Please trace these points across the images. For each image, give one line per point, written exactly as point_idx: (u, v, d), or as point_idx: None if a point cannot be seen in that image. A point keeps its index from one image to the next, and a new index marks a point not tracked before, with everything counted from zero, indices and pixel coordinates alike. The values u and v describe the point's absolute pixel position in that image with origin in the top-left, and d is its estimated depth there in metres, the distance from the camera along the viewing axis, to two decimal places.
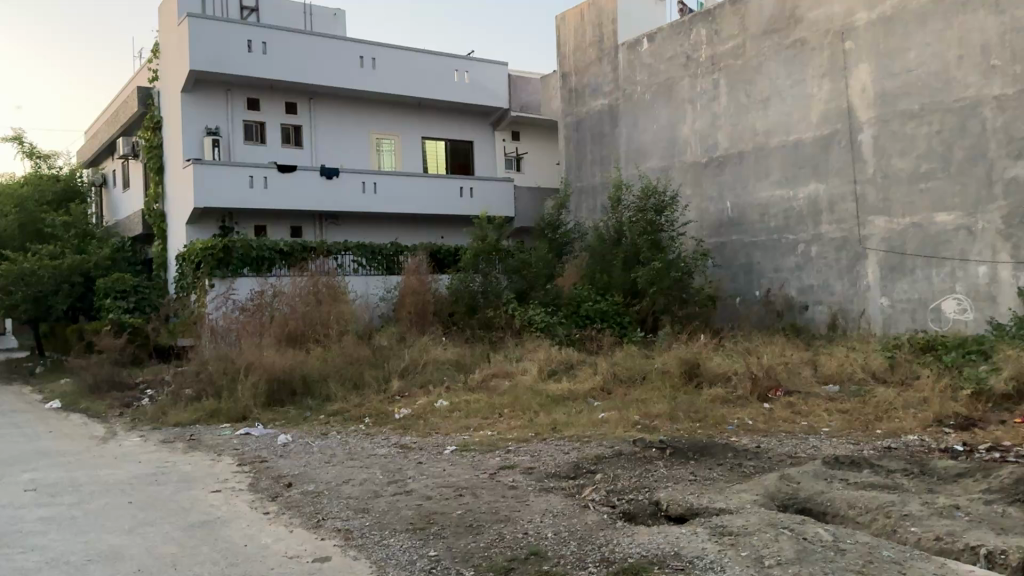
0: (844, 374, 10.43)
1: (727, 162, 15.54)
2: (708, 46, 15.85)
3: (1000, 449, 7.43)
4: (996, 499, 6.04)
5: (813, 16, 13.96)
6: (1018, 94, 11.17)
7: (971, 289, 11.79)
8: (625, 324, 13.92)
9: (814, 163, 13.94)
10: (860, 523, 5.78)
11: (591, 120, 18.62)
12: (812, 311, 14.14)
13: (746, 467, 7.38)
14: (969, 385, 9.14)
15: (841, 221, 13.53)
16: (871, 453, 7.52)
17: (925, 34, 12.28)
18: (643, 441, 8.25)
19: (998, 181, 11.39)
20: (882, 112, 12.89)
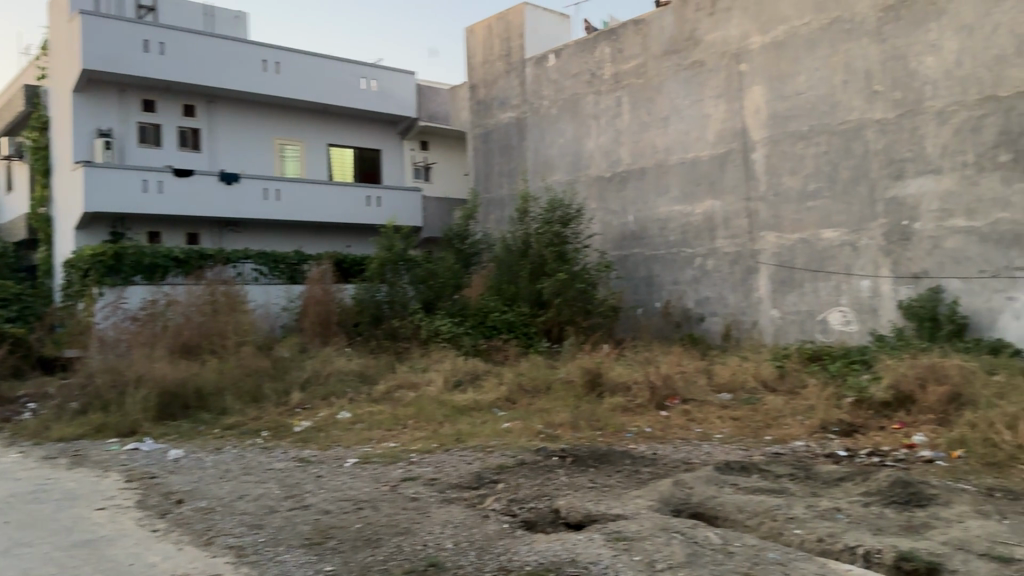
0: (736, 382, 10.85)
1: (630, 177, 15.96)
2: (612, 63, 16.26)
3: (878, 453, 7.87)
4: (874, 501, 6.38)
5: (710, 39, 14.55)
6: (897, 118, 11.91)
7: (854, 302, 12.46)
8: (531, 335, 14.06)
9: (711, 179, 14.48)
10: (748, 526, 6.01)
11: (499, 132, 18.79)
12: (708, 322, 14.66)
13: (643, 474, 7.56)
14: (851, 394, 9.64)
15: (735, 236, 14.09)
16: (760, 459, 7.83)
17: (813, 59, 12.97)
18: (544, 450, 8.33)
19: (880, 201, 12.10)
20: (773, 133, 13.51)
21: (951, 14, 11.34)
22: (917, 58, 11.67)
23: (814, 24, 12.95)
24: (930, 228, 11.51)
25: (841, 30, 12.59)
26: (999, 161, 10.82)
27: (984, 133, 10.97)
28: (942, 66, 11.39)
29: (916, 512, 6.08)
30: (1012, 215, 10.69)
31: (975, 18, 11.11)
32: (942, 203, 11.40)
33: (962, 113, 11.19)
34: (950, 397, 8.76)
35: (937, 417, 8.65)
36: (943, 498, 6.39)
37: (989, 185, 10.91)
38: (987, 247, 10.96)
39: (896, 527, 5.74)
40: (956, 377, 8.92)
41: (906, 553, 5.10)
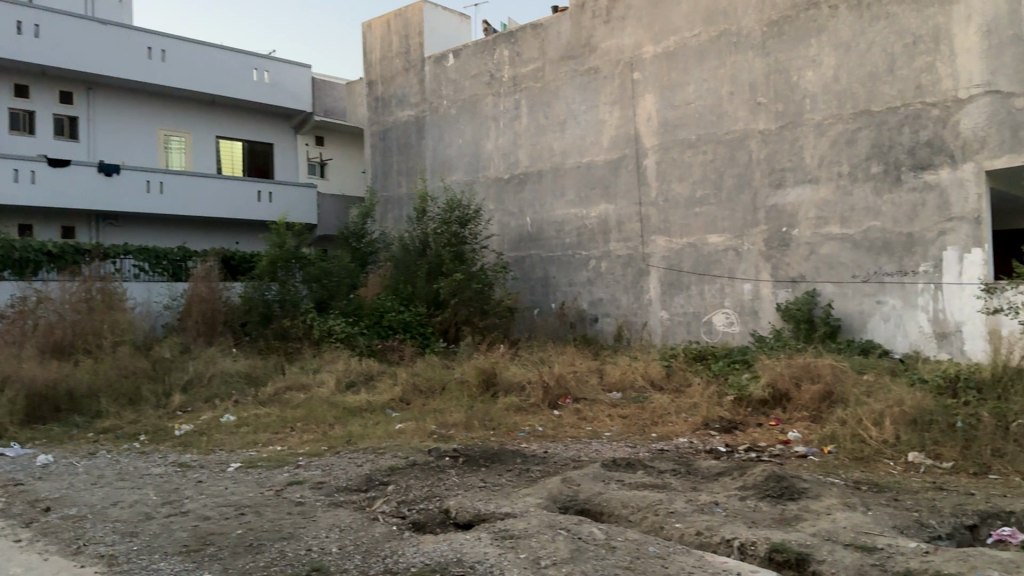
0: (626, 382, 11.16)
1: (527, 179, 16.15)
2: (510, 66, 16.41)
3: (756, 449, 8.25)
4: (749, 495, 6.69)
5: (605, 46, 14.88)
6: (778, 129, 12.52)
7: (737, 304, 13.00)
8: (428, 335, 14.00)
9: (605, 184, 14.84)
10: (631, 521, 6.18)
11: (398, 130, 18.64)
12: (601, 323, 14.99)
13: (532, 472, 7.66)
14: (732, 391, 10.06)
15: (628, 239, 14.49)
16: (645, 456, 8.07)
17: (701, 70, 13.47)
18: (436, 450, 8.30)
19: (761, 208, 12.68)
20: (663, 140, 13.97)
21: (829, 31, 11.96)
22: (798, 72, 12.30)
23: (703, 36, 13.45)
24: (808, 234, 12.13)
25: (729, 42, 13.12)
26: (871, 172, 11.48)
27: (857, 145, 11.63)
28: (820, 81, 12.04)
29: (788, 505, 6.41)
30: (882, 224, 11.37)
31: (850, 36, 11.74)
32: (819, 211, 12.02)
33: (838, 126, 11.84)
34: (823, 395, 9.25)
35: (810, 414, 9.14)
36: (814, 491, 6.76)
37: (861, 195, 11.57)
38: (858, 253, 11.63)
39: (769, 519, 6.03)
40: (828, 376, 9.45)
41: (777, 545, 5.36)
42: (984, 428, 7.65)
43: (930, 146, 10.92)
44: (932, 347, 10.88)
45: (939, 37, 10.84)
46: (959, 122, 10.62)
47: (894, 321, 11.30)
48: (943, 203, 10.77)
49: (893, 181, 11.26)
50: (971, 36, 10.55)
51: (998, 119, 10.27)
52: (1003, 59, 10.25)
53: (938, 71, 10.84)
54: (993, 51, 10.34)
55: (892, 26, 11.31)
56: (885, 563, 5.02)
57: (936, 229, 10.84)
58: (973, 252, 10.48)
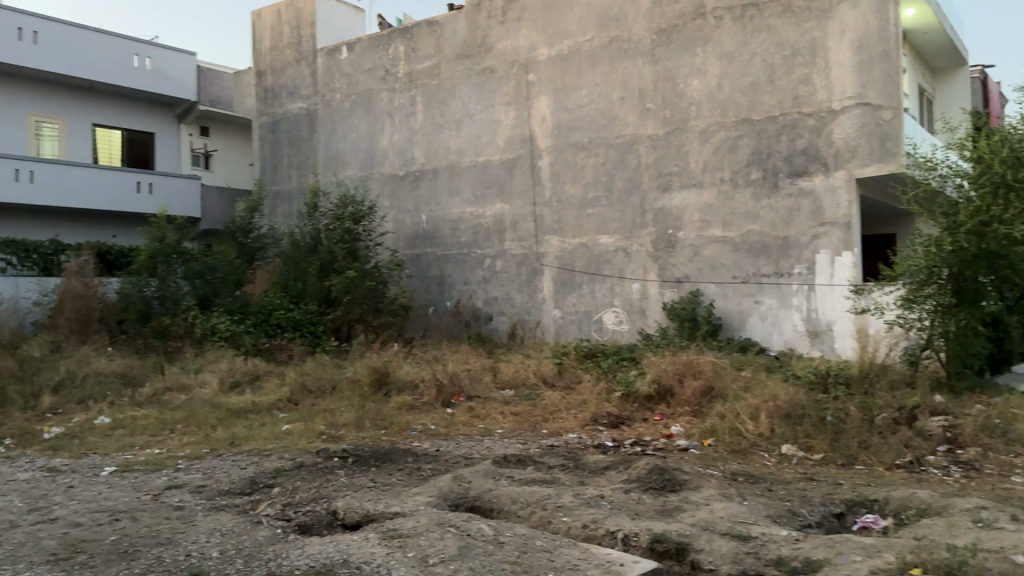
0: (519, 379, 11.28)
1: (422, 176, 16.08)
2: (406, 62, 16.28)
3: (641, 443, 8.51)
4: (634, 487, 6.90)
5: (501, 46, 14.99)
6: (666, 135, 12.96)
7: (626, 303, 13.39)
8: (319, 334, 13.74)
9: (500, 183, 14.96)
10: (521, 517, 6.26)
11: (290, 123, 18.17)
12: (495, 321, 15.10)
13: (423, 471, 7.64)
14: (620, 388, 10.34)
15: (522, 238, 14.65)
16: (535, 452, 8.19)
17: (594, 74, 13.78)
18: (325, 450, 8.15)
19: (650, 211, 13.09)
20: (557, 142, 14.22)
21: (714, 41, 12.47)
22: (684, 80, 12.77)
23: (596, 41, 13.76)
24: (692, 237, 12.61)
25: (620, 48, 13.48)
26: (751, 178, 12.05)
27: (739, 152, 12.18)
28: (705, 89, 12.55)
29: (670, 497, 6.65)
30: (761, 227, 11.94)
31: (734, 46, 12.28)
32: (703, 214, 12.52)
33: (722, 133, 12.37)
34: (703, 391, 9.66)
35: (692, 409, 9.51)
36: (694, 483, 7.04)
37: (742, 200, 12.13)
38: (738, 255, 12.18)
39: (652, 511, 6.25)
40: (709, 373, 9.87)
41: (658, 535, 5.56)
42: (850, 421, 8.17)
43: (805, 154, 11.55)
44: (805, 345, 11.53)
45: (815, 50, 11.49)
46: (832, 132, 11.30)
47: (770, 320, 11.89)
48: (817, 208, 11.43)
49: (770, 187, 11.86)
50: (844, 51, 11.23)
51: (867, 131, 10.98)
52: (872, 73, 10.96)
53: (814, 83, 11.49)
54: (863, 66, 11.04)
55: (773, 39, 11.90)
56: (759, 550, 5.29)
57: (810, 233, 11.48)
58: (843, 256, 11.18)
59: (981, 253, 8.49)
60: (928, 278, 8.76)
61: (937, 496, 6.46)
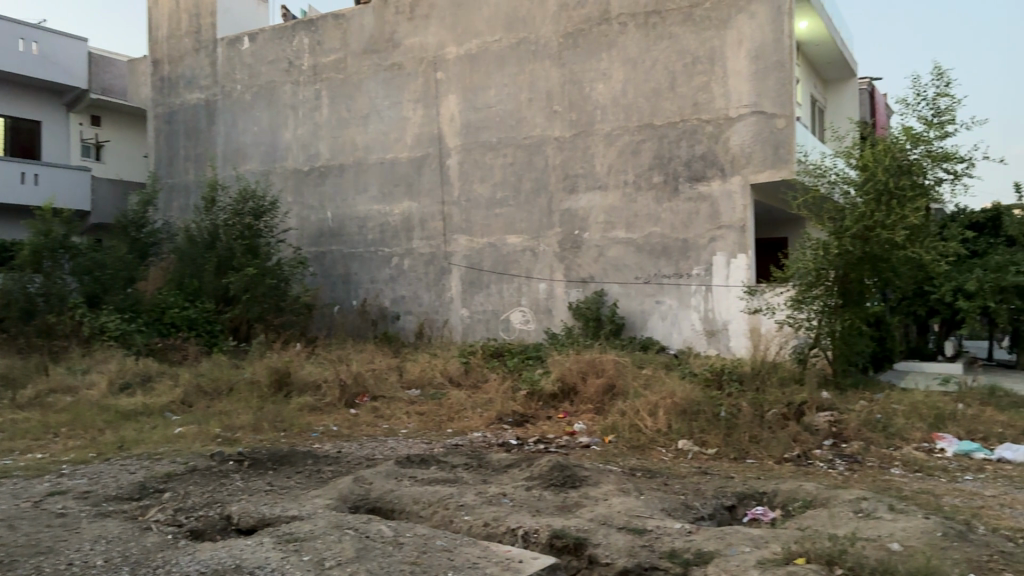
0: (425, 379, 11.24)
1: (327, 172, 15.81)
2: (310, 55, 15.96)
3: (543, 441, 8.60)
4: (535, 485, 6.97)
5: (409, 43, 14.89)
6: (572, 137, 13.17)
7: (533, 302, 13.53)
8: (216, 333, 13.38)
9: (407, 181, 14.87)
10: (422, 517, 6.23)
11: (188, 114, 17.54)
12: (402, 320, 14.97)
13: (324, 472, 7.51)
14: (525, 386, 10.44)
15: (430, 237, 14.60)
16: (439, 451, 8.16)
17: (502, 75, 13.86)
18: (220, 454, 7.90)
19: (557, 212, 13.26)
20: (465, 141, 14.23)
21: (618, 47, 12.75)
22: (590, 84, 13.00)
23: (504, 42, 13.85)
24: (597, 238, 12.86)
25: (527, 50, 13.61)
26: (653, 181, 12.38)
27: (641, 156, 12.50)
28: (610, 93, 12.81)
29: (570, 493, 6.75)
30: (662, 229, 12.29)
31: (637, 52, 12.58)
32: (607, 216, 12.78)
33: (625, 137, 12.66)
34: (605, 388, 9.88)
35: (594, 406, 9.70)
36: (593, 479, 7.16)
37: (645, 203, 12.45)
38: (641, 256, 12.49)
39: (552, 508, 6.33)
40: (611, 371, 10.10)
41: (558, 531, 5.64)
42: (742, 417, 8.49)
43: (704, 159, 11.95)
44: (703, 344, 11.92)
45: (714, 59, 11.90)
46: (729, 138, 11.72)
47: (670, 319, 12.24)
48: (714, 212, 11.84)
49: (671, 190, 12.22)
50: (741, 61, 11.67)
51: (761, 138, 11.43)
52: (767, 83, 11.43)
53: (713, 90, 11.90)
54: (759, 76, 11.50)
55: (674, 46, 12.27)
56: (653, 543, 5.44)
57: (708, 235, 11.89)
58: (738, 258, 11.61)
59: (865, 256, 8.92)
60: (817, 280, 9.18)
61: (823, 488, 6.78)
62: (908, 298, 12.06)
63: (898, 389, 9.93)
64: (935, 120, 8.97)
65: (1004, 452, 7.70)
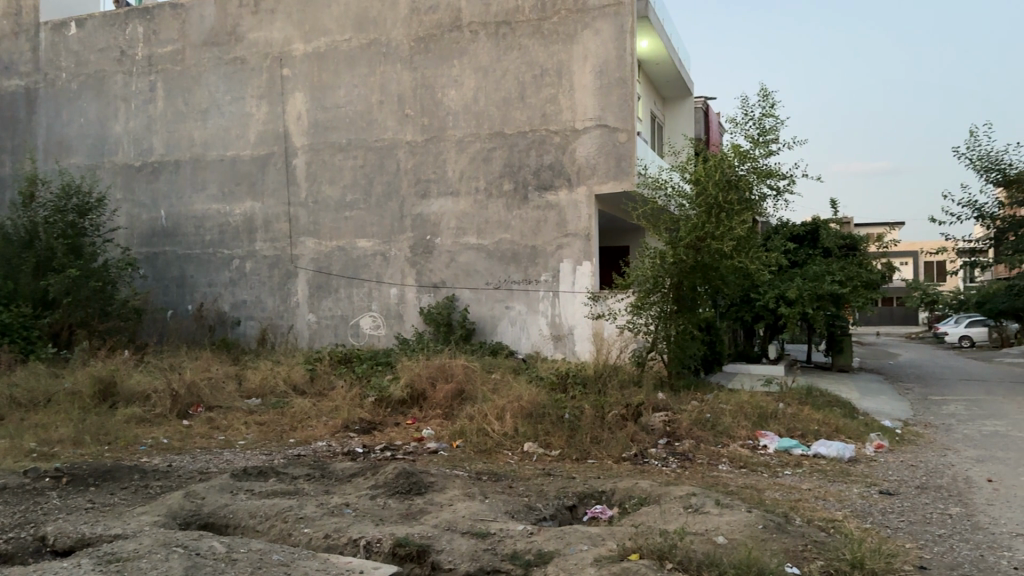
0: (266, 387, 10.82)
1: (162, 168, 14.95)
2: (145, 44, 15.05)
3: (390, 448, 8.49)
4: (379, 493, 6.83)
5: (253, 37, 14.35)
6: (424, 142, 13.14)
7: (383, 307, 13.37)
8: (33, 339, 12.26)
9: (250, 180, 14.32)
10: (258, 531, 5.99)
11: (4, 101, 16.07)
12: (243, 326, 14.35)
13: (152, 488, 7.06)
14: (373, 393, 10.29)
15: (274, 239, 14.12)
16: (279, 462, 7.88)
17: (351, 75, 13.65)
18: (34, 470, 7.26)
19: (408, 216, 13.19)
20: (313, 141, 13.89)
21: (469, 54, 12.88)
22: (442, 90, 13.04)
23: (353, 42, 13.64)
24: (449, 243, 12.90)
25: (378, 52, 13.48)
26: (503, 189, 12.58)
27: (492, 164, 12.66)
28: (461, 100, 12.90)
29: (416, 499, 6.67)
30: (512, 236, 12.51)
31: (488, 61, 12.76)
32: (458, 222, 12.85)
33: (476, 144, 12.79)
34: (454, 393, 9.90)
35: (442, 411, 9.69)
36: (439, 484, 7.11)
37: (495, 210, 12.62)
38: (491, 262, 12.64)
39: (396, 515, 6.24)
40: (460, 376, 10.15)
41: (401, 539, 5.57)
42: (585, 419, 8.78)
43: (552, 169, 12.28)
44: (549, 348, 12.22)
45: (561, 72, 12.27)
46: (576, 149, 12.11)
47: (519, 324, 12.45)
48: (561, 220, 12.18)
49: (521, 198, 12.46)
50: (587, 75, 12.11)
51: (605, 151, 11.90)
52: (610, 98, 11.91)
53: (560, 102, 12.26)
54: (602, 91, 11.97)
55: (523, 57, 12.54)
56: (496, 547, 5.51)
57: (555, 243, 12.22)
58: (583, 265, 12.02)
59: (697, 265, 9.44)
60: (654, 287, 9.65)
61: (657, 485, 7.12)
62: (737, 305, 12.92)
63: (726, 390, 10.59)
64: (760, 139, 9.65)
65: (819, 448, 8.36)
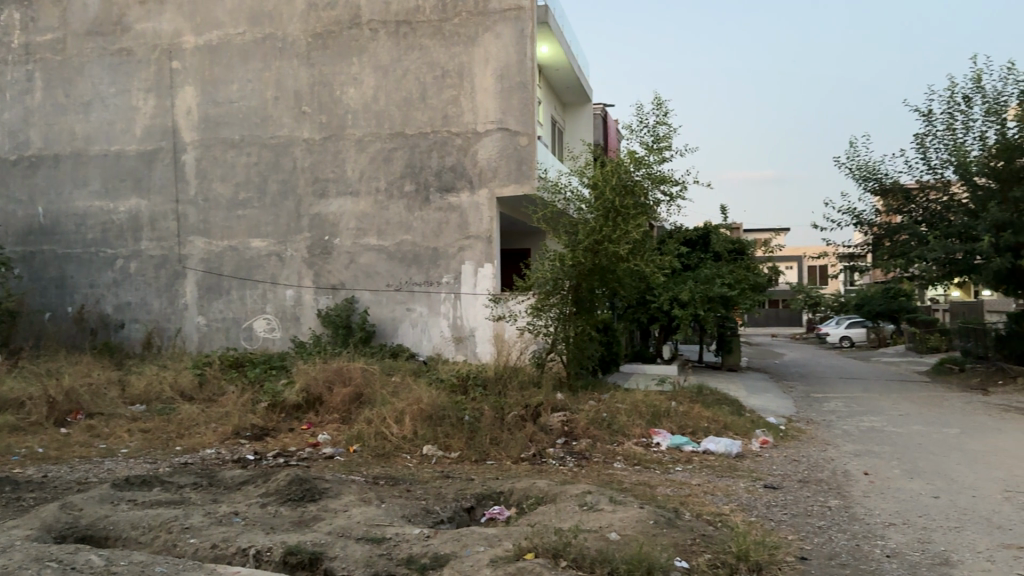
0: (152, 393, 10.37)
1: (40, 163, 14.17)
2: (22, 32, 14.24)
3: (284, 454, 8.28)
4: (271, 501, 6.63)
5: (140, 28, 13.74)
6: (322, 140, 12.89)
7: (278, 309, 13.03)
8: None
9: (136, 177, 13.71)
10: (140, 543, 5.71)
11: None
12: (127, 329, 13.71)
13: (24, 500, 6.64)
14: (266, 398, 10.01)
15: (161, 239, 13.56)
16: (165, 471, 7.56)
17: (246, 70, 13.26)
18: None
19: (305, 216, 12.91)
20: (203, 136, 13.40)
21: (369, 53, 12.73)
22: (340, 87, 12.83)
23: (247, 36, 13.25)
24: (348, 244, 12.69)
25: (273, 47, 13.14)
26: (404, 190, 12.48)
27: (393, 164, 12.55)
28: (361, 99, 12.73)
29: (309, 506, 6.51)
30: (413, 237, 12.43)
31: (388, 60, 12.64)
32: (358, 223, 12.66)
33: (376, 143, 12.64)
34: (352, 397, 9.76)
35: (339, 416, 9.52)
36: (334, 490, 6.96)
37: (396, 211, 12.51)
38: (392, 263, 12.51)
39: (287, 523, 6.07)
40: (358, 379, 9.99)
41: (292, 547, 5.42)
42: (484, 420, 8.80)
43: (453, 171, 12.27)
44: (450, 349, 12.20)
45: (463, 74, 12.28)
46: (477, 152, 12.15)
47: (420, 326, 12.37)
48: (463, 222, 12.19)
49: (422, 200, 12.40)
50: (487, 78, 12.17)
51: (506, 154, 11.99)
52: (511, 102, 12.02)
53: (461, 104, 12.27)
54: (504, 94, 12.06)
55: (424, 58, 12.49)
56: (391, 551, 5.42)
57: (457, 245, 12.22)
58: (485, 267, 12.07)
59: (595, 268, 9.64)
60: (554, 289, 9.78)
61: (554, 485, 7.21)
62: (634, 307, 13.27)
63: (623, 390, 10.84)
64: (655, 146, 9.93)
65: (708, 444, 8.66)
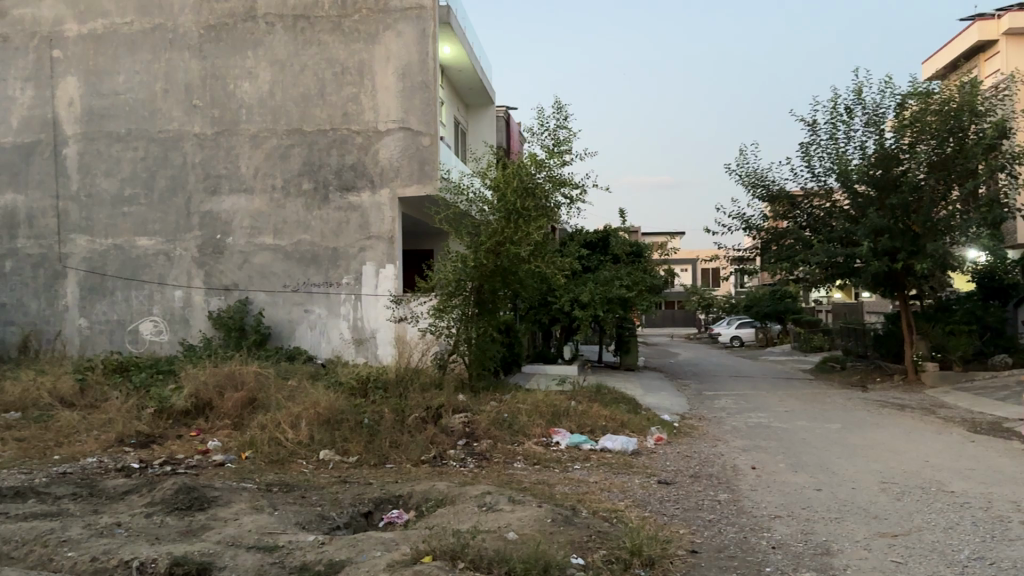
0: (28, 399, 9.81)
1: None
2: None
3: (171, 463, 7.96)
4: (157, 510, 6.36)
5: (18, 13, 12.98)
6: (214, 135, 12.46)
7: (167, 312, 12.52)
8: None
9: (12, 170, 12.97)
10: (12, 559, 5.38)
11: None
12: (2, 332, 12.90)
13: None
14: (152, 404, 9.62)
15: (39, 237, 12.83)
16: (40, 482, 7.14)
17: (133, 61, 12.69)
18: None
19: (196, 214, 12.46)
20: (86, 129, 12.75)
21: (265, 47, 12.40)
22: (234, 81, 12.44)
23: (135, 26, 12.69)
24: (242, 243, 12.32)
25: (163, 38, 12.63)
26: (302, 188, 12.22)
27: (290, 161, 12.26)
28: (256, 94, 12.38)
29: (197, 516, 6.28)
30: (312, 237, 12.18)
31: (284, 55, 12.35)
32: (253, 221, 12.31)
33: (273, 140, 12.32)
34: (245, 402, 9.48)
35: (231, 421, 9.24)
36: (224, 498, 6.74)
37: (294, 210, 12.23)
38: (289, 264, 12.23)
39: (174, 534, 5.84)
40: (251, 384, 9.71)
41: (179, 558, 5.19)
42: (383, 423, 8.70)
43: (354, 169, 12.10)
44: (350, 351, 12.03)
45: (363, 72, 12.13)
46: (378, 151, 12.01)
47: (319, 328, 12.14)
48: (363, 222, 12.03)
49: (321, 199, 12.16)
50: (389, 76, 12.05)
51: (408, 154, 11.92)
52: (413, 102, 11.96)
53: (362, 102, 12.11)
54: (405, 94, 11.98)
55: (322, 54, 12.25)
56: (284, 559, 5.29)
57: (358, 245, 12.05)
58: (387, 268, 11.96)
59: (497, 269, 9.69)
60: (456, 290, 9.78)
61: (453, 486, 7.21)
62: (535, 308, 13.43)
63: (523, 390, 10.94)
64: (555, 149, 10.06)
65: (605, 443, 8.85)
